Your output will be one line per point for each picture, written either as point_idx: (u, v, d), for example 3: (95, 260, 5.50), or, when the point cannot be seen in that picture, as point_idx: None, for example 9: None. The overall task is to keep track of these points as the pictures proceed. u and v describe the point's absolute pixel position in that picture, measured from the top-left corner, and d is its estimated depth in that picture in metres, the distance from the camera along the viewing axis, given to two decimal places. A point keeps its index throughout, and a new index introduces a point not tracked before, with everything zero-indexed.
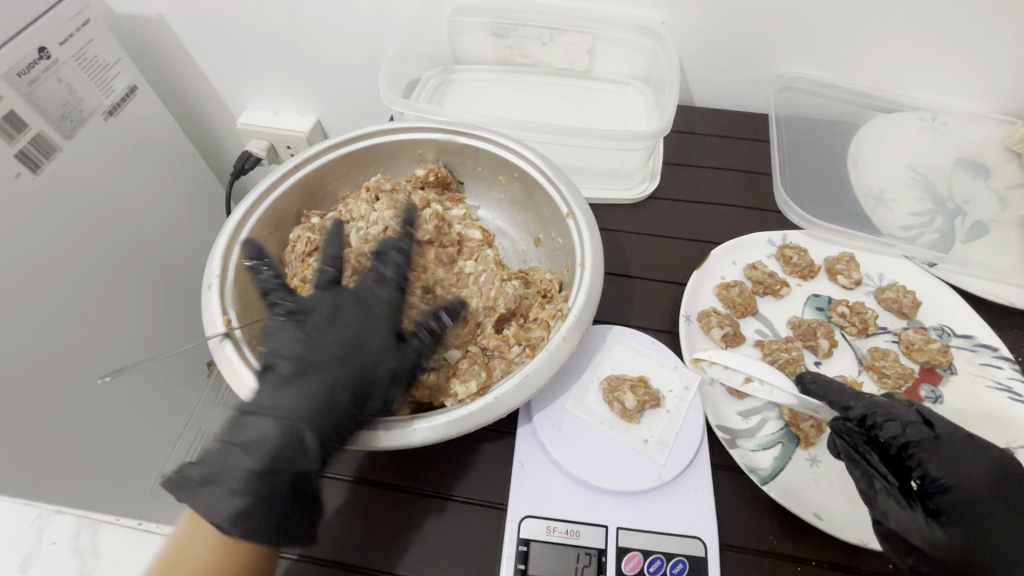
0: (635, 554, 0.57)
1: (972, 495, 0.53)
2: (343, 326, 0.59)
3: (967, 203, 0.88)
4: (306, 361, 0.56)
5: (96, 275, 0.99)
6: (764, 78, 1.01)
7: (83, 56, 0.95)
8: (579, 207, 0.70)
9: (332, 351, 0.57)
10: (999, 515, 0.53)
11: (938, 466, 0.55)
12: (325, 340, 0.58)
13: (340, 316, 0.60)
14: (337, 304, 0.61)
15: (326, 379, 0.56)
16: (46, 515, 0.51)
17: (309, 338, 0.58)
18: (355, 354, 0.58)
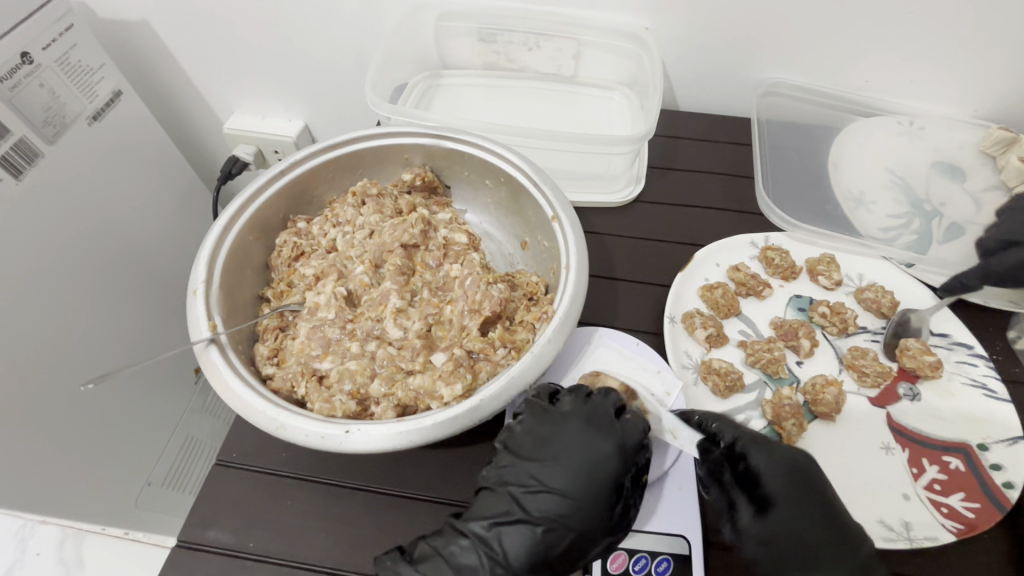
0: (620, 553, 0.57)
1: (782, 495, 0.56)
2: (605, 462, 0.57)
3: (943, 205, 0.90)
4: (554, 501, 0.55)
5: (79, 282, 0.98)
6: (747, 83, 1.03)
7: (67, 60, 0.95)
8: (564, 211, 0.71)
9: (592, 486, 0.56)
10: (810, 511, 0.55)
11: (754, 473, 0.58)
12: (579, 474, 0.56)
13: (560, 452, 0.58)
14: (582, 433, 0.58)
15: (566, 520, 0.55)
16: (29, 527, 0.58)
17: (536, 476, 0.57)
18: (601, 496, 0.56)
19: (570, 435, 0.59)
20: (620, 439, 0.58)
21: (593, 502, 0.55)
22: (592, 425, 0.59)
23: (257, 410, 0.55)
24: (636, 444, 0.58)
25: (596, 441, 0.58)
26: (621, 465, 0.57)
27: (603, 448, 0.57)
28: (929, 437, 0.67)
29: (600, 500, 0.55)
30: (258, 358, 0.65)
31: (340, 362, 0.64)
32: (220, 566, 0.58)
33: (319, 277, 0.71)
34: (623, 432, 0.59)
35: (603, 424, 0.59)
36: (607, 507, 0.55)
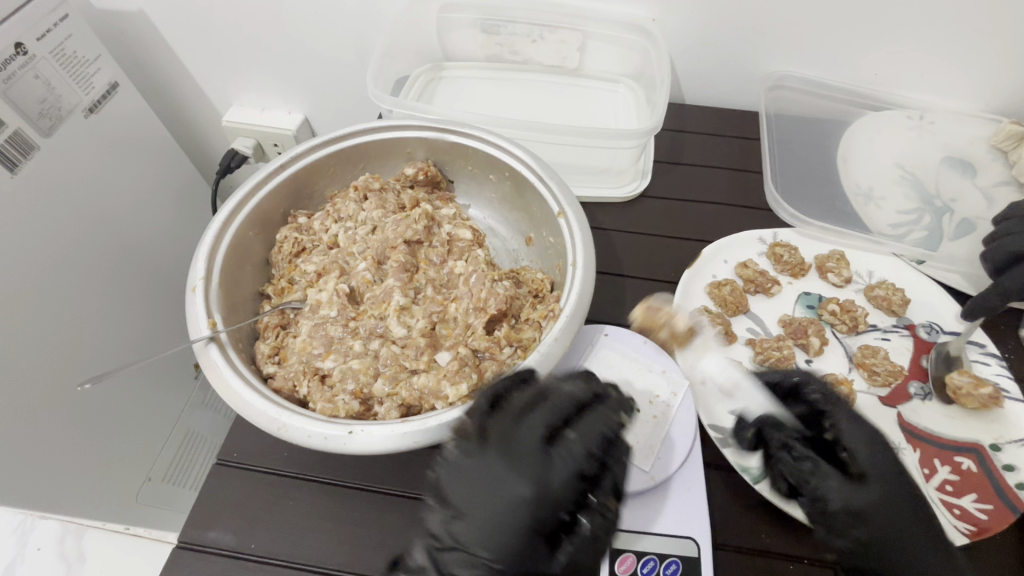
0: (628, 556, 0.56)
1: (865, 495, 0.52)
2: (531, 506, 0.47)
3: (954, 201, 0.89)
4: (468, 560, 0.47)
5: (76, 277, 0.96)
6: (755, 76, 1.01)
7: (62, 51, 0.93)
8: (570, 207, 0.70)
9: (515, 540, 0.46)
10: (903, 512, 0.51)
11: (823, 474, 0.54)
12: (503, 527, 0.47)
13: (477, 500, 0.48)
14: (500, 474, 0.48)
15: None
16: (29, 522, 0.57)
17: (451, 529, 0.48)
18: (527, 552, 0.46)
19: (489, 477, 0.49)
20: (547, 478, 0.48)
21: (516, 561, 0.46)
22: (513, 460, 0.49)
23: (259, 410, 0.54)
24: (569, 481, 0.49)
25: (516, 480, 0.48)
26: (550, 510, 0.48)
27: (524, 492, 0.47)
28: (940, 438, 0.66)
29: (522, 557, 0.46)
30: (259, 357, 0.64)
31: (343, 361, 0.63)
32: (221, 568, 0.57)
33: (321, 274, 0.70)
34: (547, 469, 0.49)
35: (527, 459, 0.49)
36: (533, 565, 0.47)
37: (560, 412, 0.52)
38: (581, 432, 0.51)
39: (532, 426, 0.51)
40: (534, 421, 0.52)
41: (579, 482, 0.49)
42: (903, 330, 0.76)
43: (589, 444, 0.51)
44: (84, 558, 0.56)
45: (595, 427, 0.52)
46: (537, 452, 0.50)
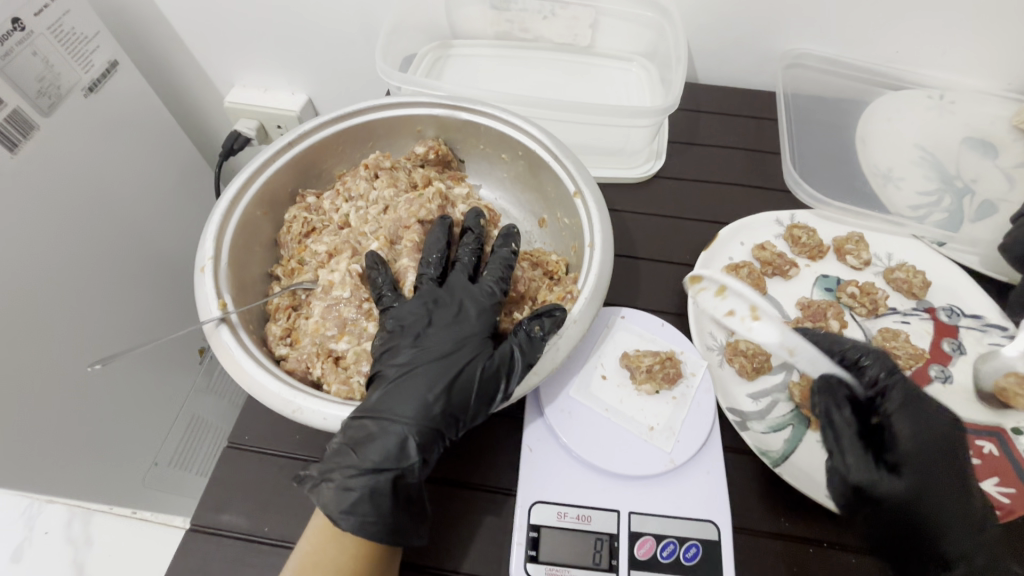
0: (647, 539, 0.56)
1: (933, 450, 0.54)
2: (466, 318, 0.58)
3: (975, 182, 0.87)
4: (419, 354, 0.55)
5: (77, 259, 0.95)
6: (772, 54, 0.98)
7: (60, 28, 0.90)
8: (587, 186, 0.68)
9: (465, 333, 0.57)
10: (957, 475, 0.54)
11: (910, 423, 0.55)
12: (446, 334, 0.57)
13: (429, 317, 0.58)
14: (445, 299, 0.60)
15: (438, 371, 0.54)
16: (36, 506, 0.55)
17: (407, 338, 0.57)
18: (472, 343, 0.56)
19: (437, 302, 0.59)
20: (481, 292, 0.60)
21: (466, 350, 0.56)
22: (454, 290, 0.60)
23: (272, 392, 0.53)
24: (496, 291, 0.60)
25: (455, 297, 0.60)
26: (489, 314, 0.59)
27: (463, 303, 0.59)
28: (960, 420, 0.66)
29: (469, 347, 0.56)
30: (271, 338, 0.62)
31: (357, 342, 0.62)
32: (234, 552, 0.56)
33: (332, 254, 0.68)
34: (479, 287, 0.60)
35: (461, 280, 0.61)
36: (479, 354, 0.56)
37: (472, 250, 0.65)
38: (495, 267, 0.62)
39: (460, 262, 0.63)
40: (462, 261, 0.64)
41: (501, 293, 0.60)
42: (924, 313, 0.74)
43: (498, 269, 0.61)
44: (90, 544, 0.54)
45: (497, 257, 0.63)
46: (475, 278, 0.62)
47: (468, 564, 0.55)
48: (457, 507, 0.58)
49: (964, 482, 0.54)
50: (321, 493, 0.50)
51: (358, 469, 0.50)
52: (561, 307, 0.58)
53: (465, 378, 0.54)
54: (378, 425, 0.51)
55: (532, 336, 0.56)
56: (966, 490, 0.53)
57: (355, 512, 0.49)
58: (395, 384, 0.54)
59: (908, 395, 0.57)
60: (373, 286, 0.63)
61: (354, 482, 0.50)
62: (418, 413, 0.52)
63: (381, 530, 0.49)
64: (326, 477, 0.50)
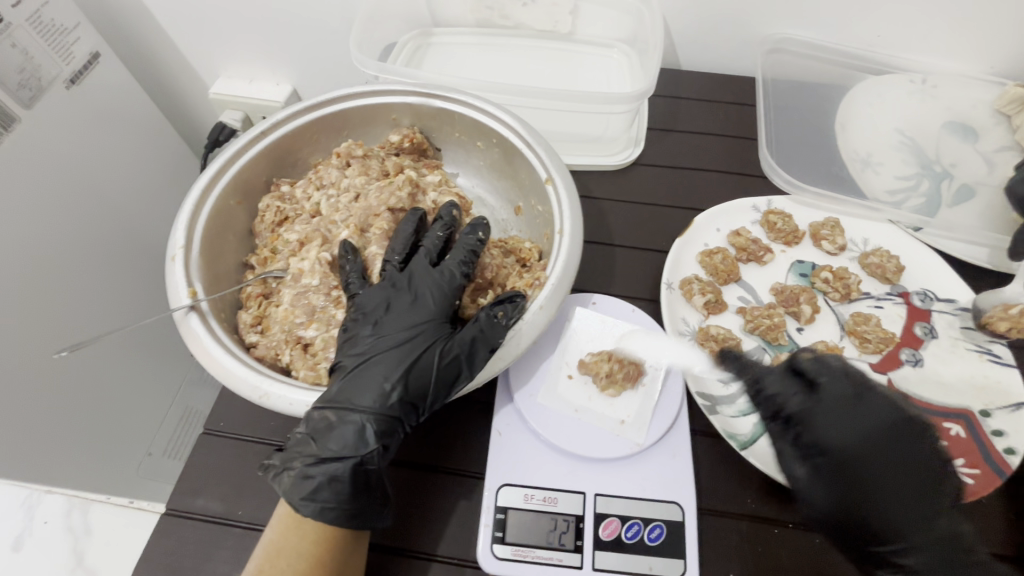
0: (612, 520, 0.57)
1: (860, 450, 0.51)
2: (426, 305, 0.59)
3: (955, 166, 0.86)
4: (379, 342, 0.56)
5: (61, 248, 0.95)
6: (753, 40, 0.97)
7: (39, 20, 0.90)
8: (558, 174, 0.68)
9: (425, 320, 0.58)
10: (894, 470, 0.50)
11: (823, 430, 0.53)
12: (405, 322, 0.58)
13: (389, 305, 0.59)
14: (405, 287, 0.60)
15: (397, 358, 0.55)
16: (37, 497, 0.60)
17: (366, 326, 0.58)
18: (431, 330, 0.57)
19: (398, 289, 0.60)
20: (442, 278, 0.60)
21: (426, 337, 0.57)
22: (415, 277, 0.61)
23: (240, 377, 0.54)
24: (459, 276, 0.61)
25: (417, 285, 0.60)
26: (451, 300, 0.59)
27: (423, 290, 0.60)
28: (930, 404, 0.66)
29: (429, 335, 0.57)
30: (241, 326, 0.63)
31: (326, 329, 0.63)
32: (207, 534, 0.57)
33: (303, 243, 0.69)
34: (441, 272, 0.61)
35: (423, 266, 0.61)
36: (439, 340, 0.56)
37: (437, 236, 0.65)
38: (456, 251, 0.62)
39: (424, 248, 0.64)
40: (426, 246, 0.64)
41: (465, 278, 0.61)
42: (897, 298, 0.75)
43: (460, 252, 0.62)
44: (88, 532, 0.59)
45: (461, 244, 0.63)
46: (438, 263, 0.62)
47: (435, 545, 0.56)
48: (427, 490, 0.59)
49: (906, 478, 0.50)
50: (281, 481, 0.52)
51: (318, 458, 0.51)
52: (521, 293, 0.58)
53: (424, 364, 0.55)
54: (336, 415, 0.52)
55: (494, 320, 0.56)
56: (910, 483, 0.50)
57: (314, 499, 0.51)
58: (355, 373, 0.55)
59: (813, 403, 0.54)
60: (342, 277, 0.64)
61: (314, 470, 0.51)
62: (376, 401, 0.53)
63: (343, 513, 0.51)
64: (286, 466, 0.52)
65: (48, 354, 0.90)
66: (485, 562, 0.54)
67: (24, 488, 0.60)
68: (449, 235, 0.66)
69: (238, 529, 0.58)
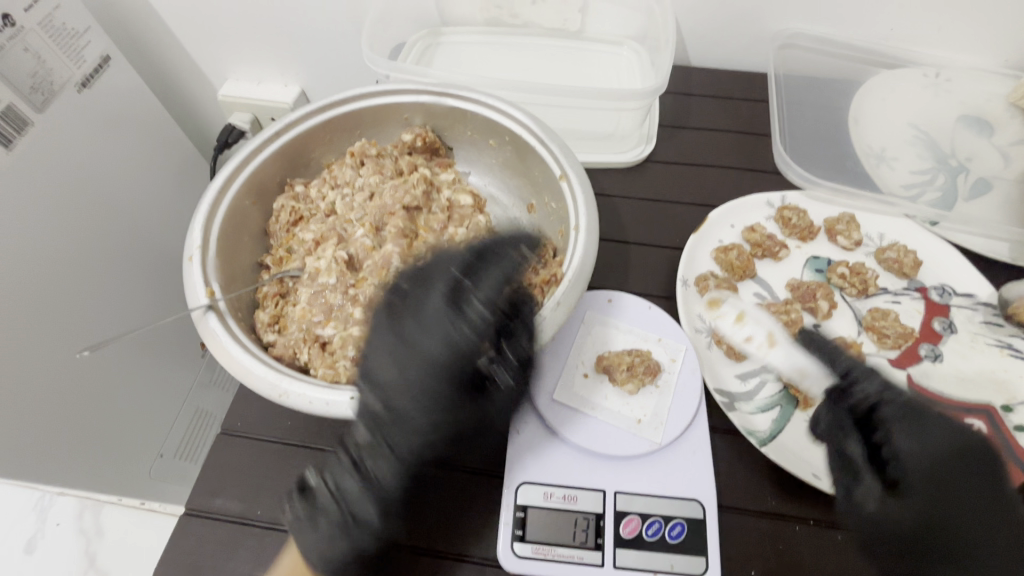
0: (633, 518, 0.56)
1: (946, 465, 0.53)
2: (441, 363, 0.56)
3: (970, 160, 0.86)
4: (398, 405, 0.55)
5: (73, 251, 0.95)
6: (764, 36, 0.97)
7: (51, 24, 0.91)
8: (573, 170, 0.68)
9: (439, 393, 0.56)
10: (967, 492, 0.52)
11: (909, 440, 0.54)
12: (420, 381, 0.56)
13: (406, 361, 0.57)
14: (418, 340, 0.57)
15: (418, 425, 0.56)
16: (48, 498, 0.58)
17: (382, 388, 0.55)
18: (447, 395, 0.56)
19: (409, 343, 0.57)
20: (455, 346, 0.57)
21: (443, 403, 0.56)
22: (432, 326, 0.57)
23: (260, 376, 0.54)
24: (471, 342, 0.57)
25: (430, 339, 0.57)
26: (464, 370, 0.57)
27: (436, 345, 0.57)
28: (951, 399, 0.65)
29: (443, 411, 0.56)
30: (259, 325, 0.63)
31: (343, 328, 0.62)
32: (227, 534, 0.57)
33: (319, 242, 0.69)
34: (454, 335, 0.57)
35: (433, 325, 0.57)
36: (457, 407, 0.56)
37: (444, 280, 0.60)
38: (486, 291, 0.59)
39: (429, 300, 0.59)
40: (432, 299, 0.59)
41: (479, 338, 0.57)
42: (915, 293, 0.74)
43: (490, 295, 0.59)
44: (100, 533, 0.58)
45: (493, 281, 0.60)
46: (450, 319, 0.58)
47: (454, 544, 0.56)
48: (445, 488, 0.59)
49: (973, 503, 0.52)
50: (302, 523, 0.53)
51: (344, 510, 0.54)
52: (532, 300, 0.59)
53: (442, 431, 0.56)
54: (357, 488, 0.55)
55: (511, 369, 0.58)
56: (987, 502, 0.51)
57: (327, 550, 0.52)
58: (376, 438, 0.55)
59: (903, 412, 0.55)
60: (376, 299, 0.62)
61: (338, 521, 0.53)
62: (400, 478, 0.55)
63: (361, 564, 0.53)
64: (315, 511, 0.54)
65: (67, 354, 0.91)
66: (506, 561, 0.54)
67: (34, 489, 0.58)
68: (481, 265, 0.62)
69: (255, 528, 0.58)
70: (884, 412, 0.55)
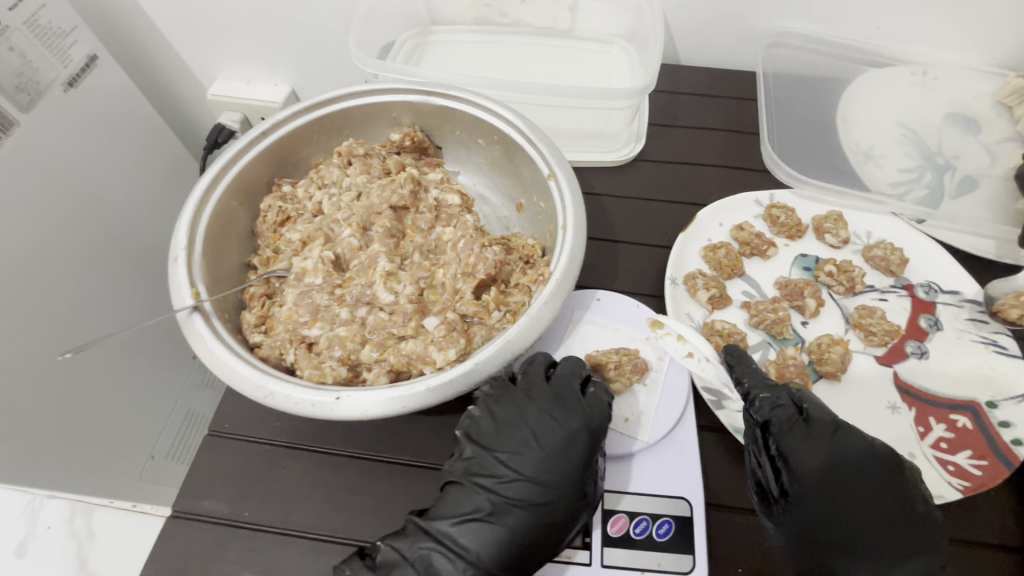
0: (621, 516, 0.57)
1: (831, 475, 0.54)
2: (574, 443, 0.55)
3: (956, 158, 0.86)
4: (528, 487, 0.54)
5: (59, 252, 0.94)
6: (753, 34, 0.97)
7: (36, 22, 0.90)
8: (561, 169, 0.68)
9: (552, 473, 0.54)
10: (859, 495, 0.54)
11: (801, 451, 0.55)
12: (550, 461, 0.55)
13: (526, 439, 0.56)
14: (547, 417, 0.57)
15: (538, 511, 0.53)
16: (39, 501, 0.58)
17: (506, 465, 0.55)
18: (573, 478, 0.54)
19: (531, 419, 0.57)
20: (572, 423, 0.56)
21: (561, 489, 0.54)
22: (556, 403, 0.58)
23: (244, 377, 0.54)
24: (584, 421, 0.56)
25: (557, 421, 0.57)
26: (580, 451, 0.55)
27: (565, 427, 0.56)
28: (936, 396, 0.66)
29: (552, 490, 0.54)
30: (246, 326, 0.63)
31: (330, 328, 0.62)
32: (214, 536, 0.57)
33: (306, 242, 0.69)
34: (567, 413, 0.57)
35: (544, 404, 0.58)
36: (580, 492, 0.54)
37: (577, 368, 0.61)
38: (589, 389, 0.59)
39: (552, 381, 0.60)
40: (534, 377, 0.60)
41: (590, 428, 0.56)
42: (901, 290, 0.74)
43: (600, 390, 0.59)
44: (92, 536, 0.57)
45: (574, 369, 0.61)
46: (563, 399, 0.58)
47: None
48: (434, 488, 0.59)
49: (867, 505, 0.54)
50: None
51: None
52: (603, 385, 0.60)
53: (559, 521, 0.53)
54: (442, 556, 0.52)
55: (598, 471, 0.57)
56: (875, 509, 0.53)
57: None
58: (489, 519, 0.53)
59: (795, 423, 0.56)
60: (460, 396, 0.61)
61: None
62: (495, 557, 0.52)
63: None
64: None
65: (52, 357, 0.90)
66: None
67: (27, 492, 0.58)
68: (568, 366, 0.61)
69: (242, 530, 0.57)
70: (776, 425, 0.56)
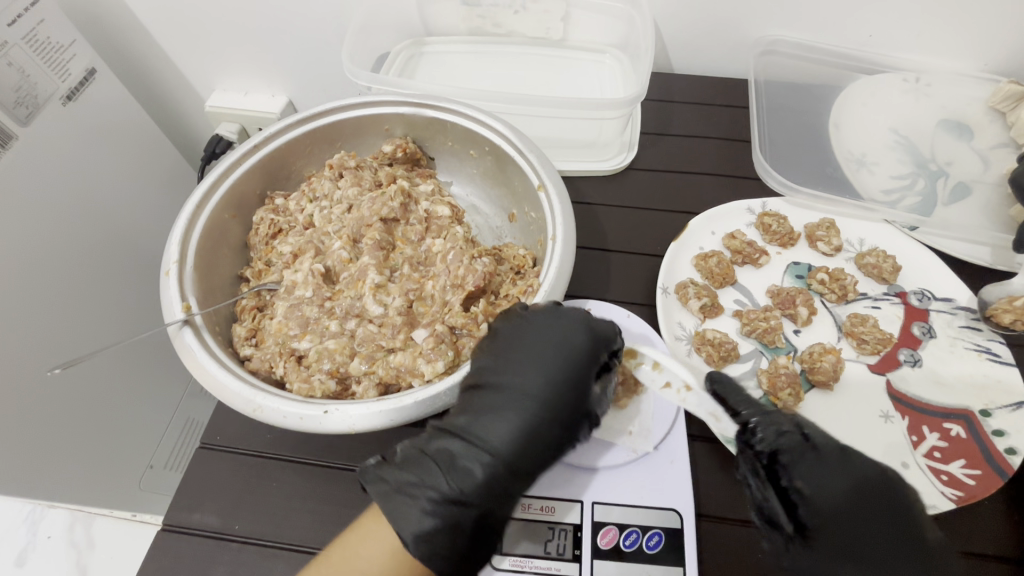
0: (611, 528, 0.56)
1: (849, 506, 0.51)
2: (579, 356, 0.56)
3: (949, 164, 0.86)
4: (532, 391, 0.54)
5: (59, 264, 0.95)
6: (745, 42, 0.97)
7: (35, 37, 0.90)
8: (550, 180, 0.68)
9: (559, 383, 0.55)
10: (885, 528, 0.50)
11: (813, 482, 0.52)
12: (556, 372, 0.55)
13: (531, 345, 0.56)
14: (547, 330, 0.57)
15: (542, 416, 0.54)
16: (38, 512, 0.60)
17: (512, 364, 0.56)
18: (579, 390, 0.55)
19: (534, 331, 0.57)
20: (576, 335, 0.57)
21: (568, 397, 0.55)
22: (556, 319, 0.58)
23: (233, 391, 0.54)
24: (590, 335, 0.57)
25: (559, 335, 0.57)
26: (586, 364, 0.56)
27: (568, 342, 0.56)
28: (930, 405, 0.65)
29: (565, 391, 0.55)
30: (236, 339, 0.63)
31: (319, 341, 0.62)
32: (204, 549, 0.57)
33: (297, 255, 0.69)
34: (569, 323, 0.57)
35: (544, 317, 0.58)
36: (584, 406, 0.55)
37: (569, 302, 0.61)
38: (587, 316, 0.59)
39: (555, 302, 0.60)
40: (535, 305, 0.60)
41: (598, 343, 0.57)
42: (894, 298, 0.74)
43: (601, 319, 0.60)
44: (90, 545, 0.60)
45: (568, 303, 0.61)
46: (561, 314, 0.58)
47: None
48: None
49: (894, 539, 0.50)
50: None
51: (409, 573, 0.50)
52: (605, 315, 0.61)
53: (564, 429, 0.54)
54: (464, 450, 0.53)
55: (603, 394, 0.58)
56: (901, 542, 0.50)
57: None
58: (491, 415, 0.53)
59: (804, 451, 0.54)
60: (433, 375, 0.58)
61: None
62: (509, 446, 0.52)
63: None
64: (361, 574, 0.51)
65: (44, 370, 0.89)
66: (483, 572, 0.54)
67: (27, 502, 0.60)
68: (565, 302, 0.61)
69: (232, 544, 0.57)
70: (781, 453, 0.54)
